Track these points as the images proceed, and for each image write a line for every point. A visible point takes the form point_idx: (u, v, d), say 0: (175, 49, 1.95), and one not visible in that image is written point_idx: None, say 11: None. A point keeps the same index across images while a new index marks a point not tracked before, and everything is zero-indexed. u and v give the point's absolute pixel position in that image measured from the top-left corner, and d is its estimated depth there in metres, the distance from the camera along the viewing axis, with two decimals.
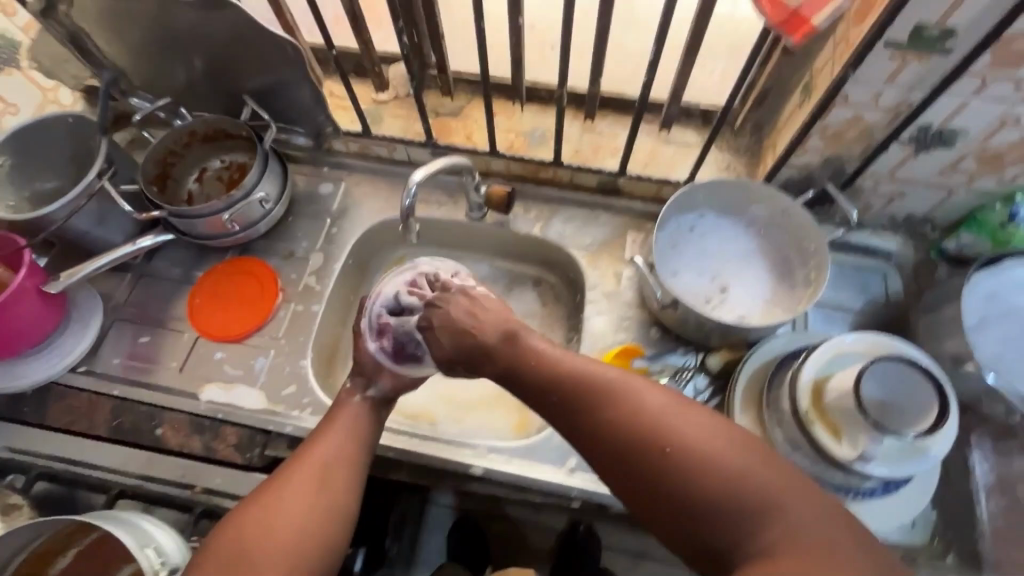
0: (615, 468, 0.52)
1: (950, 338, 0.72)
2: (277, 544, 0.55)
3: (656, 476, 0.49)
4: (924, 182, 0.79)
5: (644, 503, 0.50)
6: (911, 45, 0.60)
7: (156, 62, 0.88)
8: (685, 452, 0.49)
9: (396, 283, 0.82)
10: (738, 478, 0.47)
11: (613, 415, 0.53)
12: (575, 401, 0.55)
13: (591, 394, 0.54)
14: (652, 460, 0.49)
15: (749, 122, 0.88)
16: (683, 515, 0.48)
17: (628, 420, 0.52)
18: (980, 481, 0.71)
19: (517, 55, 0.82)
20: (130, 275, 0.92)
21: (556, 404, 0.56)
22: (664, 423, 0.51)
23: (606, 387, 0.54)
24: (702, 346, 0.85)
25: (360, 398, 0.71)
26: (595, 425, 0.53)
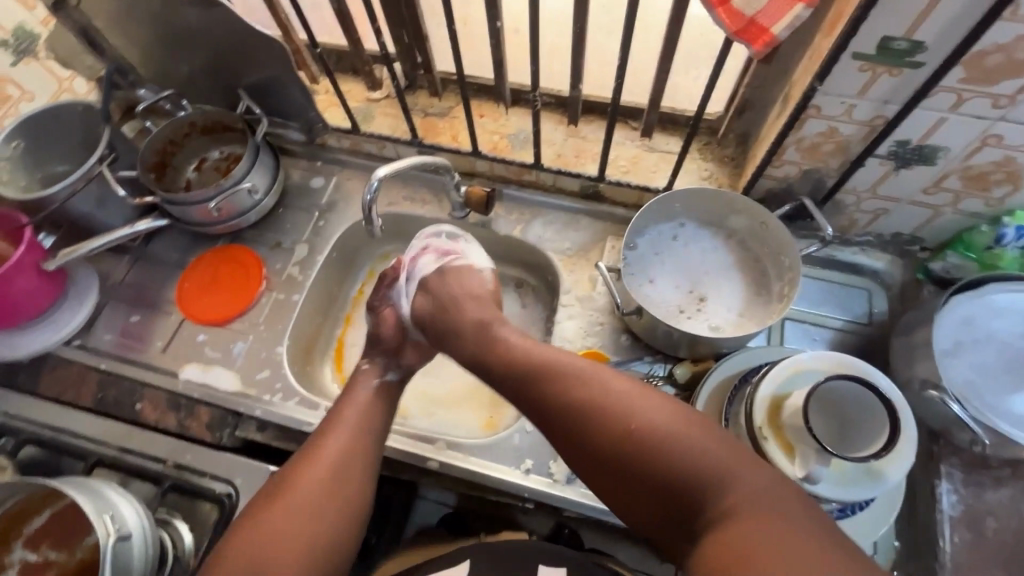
0: (583, 450, 0.56)
1: (921, 362, 0.69)
2: (289, 527, 0.61)
3: (620, 453, 0.53)
4: (908, 199, 0.76)
5: (610, 481, 0.54)
6: (879, 57, 0.59)
7: (160, 57, 0.93)
8: (648, 430, 0.52)
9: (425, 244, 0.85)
10: (697, 451, 0.50)
11: (579, 397, 0.57)
12: (545, 385, 0.60)
13: (560, 380, 0.59)
14: (615, 437, 0.53)
15: (732, 131, 0.87)
16: (647, 489, 0.51)
17: (595, 402, 0.56)
18: (946, 511, 0.69)
19: (498, 57, 0.83)
20: (129, 257, 0.97)
21: (528, 391, 0.62)
22: (626, 405, 0.55)
23: (577, 373, 0.59)
24: (670, 355, 0.84)
25: (379, 381, 0.77)
26: (564, 410, 0.58)
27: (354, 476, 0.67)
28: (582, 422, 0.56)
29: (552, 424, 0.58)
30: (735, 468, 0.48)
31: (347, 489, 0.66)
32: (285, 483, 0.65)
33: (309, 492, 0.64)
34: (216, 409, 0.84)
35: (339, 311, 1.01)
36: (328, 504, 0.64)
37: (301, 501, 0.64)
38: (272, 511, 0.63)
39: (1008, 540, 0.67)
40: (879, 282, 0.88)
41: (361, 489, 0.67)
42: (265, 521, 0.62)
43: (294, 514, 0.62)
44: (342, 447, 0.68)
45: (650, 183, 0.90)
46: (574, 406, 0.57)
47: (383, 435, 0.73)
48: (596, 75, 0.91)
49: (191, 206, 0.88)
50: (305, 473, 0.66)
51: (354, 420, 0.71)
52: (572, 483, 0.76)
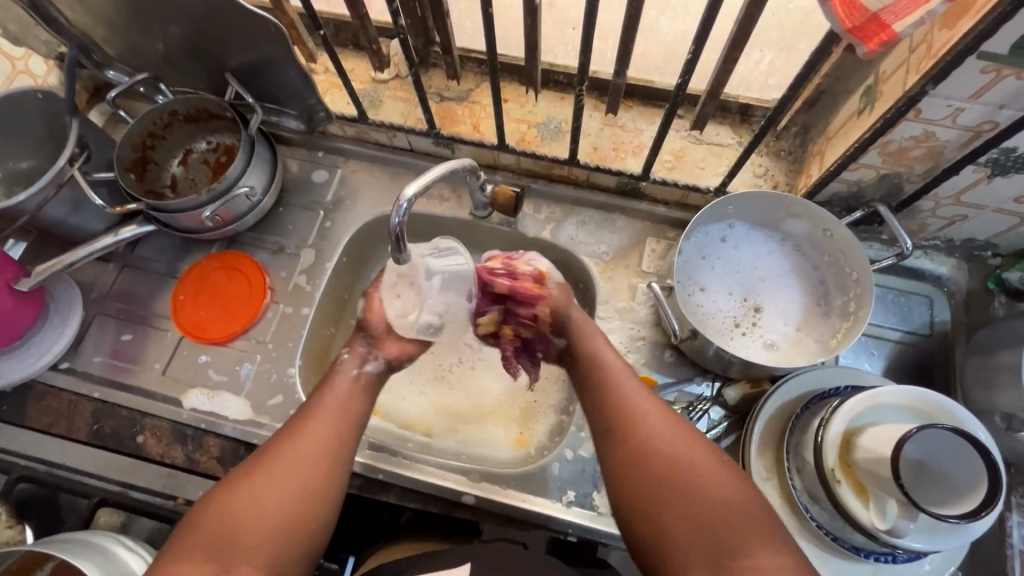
0: (641, 480, 0.59)
1: (1004, 392, 0.64)
2: (261, 526, 0.56)
3: (669, 491, 0.57)
4: (994, 207, 0.68)
5: (650, 514, 0.57)
6: (1009, 59, 0.49)
7: (130, 33, 0.79)
8: (712, 486, 0.56)
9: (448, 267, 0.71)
10: (747, 519, 0.54)
11: (665, 437, 0.60)
12: (636, 417, 0.62)
13: (652, 416, 0.62)
14: (680, 479, 0.57)
15: (795, 124, 0.77)
16: (685, 530, 0.55)
17: (674, 443, 0.60)
18: (1016, 545, 0.65)
19: (532, 36, 0.71)
20: (114, 265, 0.87)
21: (600, 413, 0.64)
22: (672, 450, 0.59)
23: (666, 417, 0.62)
24: (720, 374, 0.77)
25: (359, 372, 0.70)
26: (623, 436, 0.61)
27: (336, 468, 0.62)
28: (655, 458, 0.59)
29: (624, 447, 0.61)
30: (776, 548, 0.52)
31: (325, 479, 0.61)
32: (260, 462, 0.60)
33: (278, 482, 0.59)
34: (226, 440, 0.77)
35: (351, 318, 0.92)
36: (307, 494, 0.59)
37: (276, 483, 0.59)
38: (234, 499, 0.57)
39: None
40: (942, 289, 0.81)
41: (338, 483, 0.62)
42: (233, 501, 0.57)
43: (266, 495, 0.58)
44: (325, 435, 0.63)
45: (698, 181, 0.81)
46: (642, 436, 0.61)
47: (360, 427, 0.67)
48: (640, 57, 0.79)
49: (182, 213, 0.77)
50: (283, 455, 0.61)
51: (341, 408, 0.66)
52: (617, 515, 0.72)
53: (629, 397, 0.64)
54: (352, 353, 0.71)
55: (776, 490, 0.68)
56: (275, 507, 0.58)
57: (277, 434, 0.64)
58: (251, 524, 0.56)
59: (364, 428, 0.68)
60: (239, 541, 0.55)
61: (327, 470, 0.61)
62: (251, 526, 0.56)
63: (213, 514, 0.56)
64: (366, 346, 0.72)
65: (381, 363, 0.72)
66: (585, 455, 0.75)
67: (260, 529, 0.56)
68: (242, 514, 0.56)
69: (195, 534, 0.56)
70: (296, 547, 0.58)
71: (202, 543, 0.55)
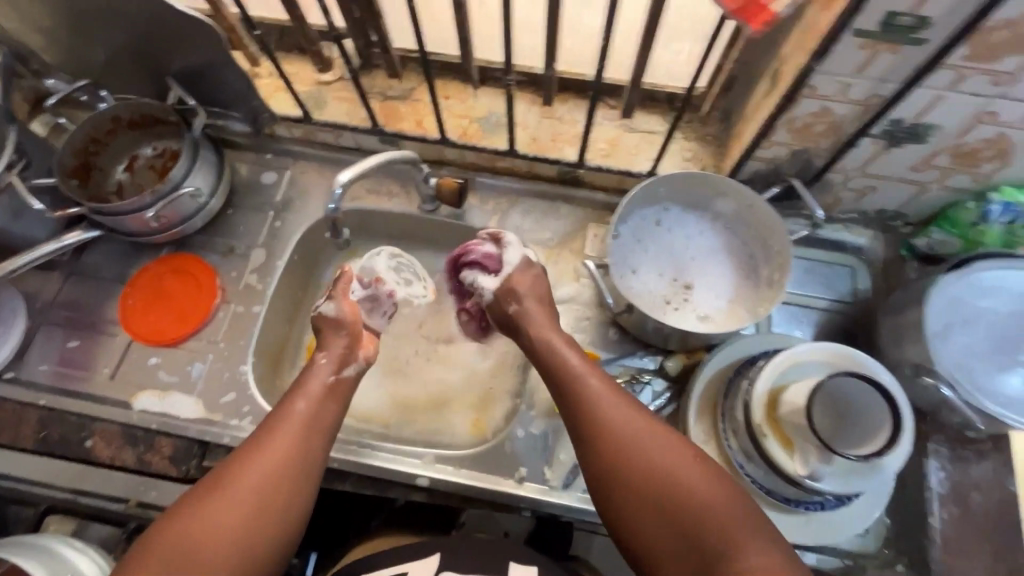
0: (622, 485, 0.58)
1: (911, 345, 0.69)
2: (225, 545, 0.56)
3: (643, 487, 0.57)
4: (896, 177, 0.74)
5: (638, 524, 0.57)
6: (881, 34, 0.55)
7: (67, 41, 0.79)
8: (697, 496, 0.55)
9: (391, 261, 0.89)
10: (735, 525, 0.53)
11: (646, 449, 0.58)
12: (614, 432, 0.60)
13: (625, 412, 0.61)
14: (665, 493, 0.56)
15: (716, 109, 0.82)
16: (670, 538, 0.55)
17: (657, 453, 0.58)
18: (934, 488, 0.70)
19: (464, 32, 0.75)
20: (58, 273, 0.86)
21: (573, 412, 0.63)
22: (643, 445, 0.59)
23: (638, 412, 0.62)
24: (661, 348, 0.81)
25: (334, 379, 0.70)
26: (598, 435, 0.61)
27: (301, 480, 0.62)
28: (639, 471, 0.58)
29: (603, 459, 0.60)
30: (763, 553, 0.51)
31: (290, 491, 0.60)
32: (221, 479, 0.59)
33: (242, 498, 0.58)
34: (179, 439, 0.77)
35: (306, 316, 0.94)
36: (269, 507, 0.59)
37: (240, 500, 0.58)
38: (197, 519, 0.56)
39: (993, 512, 0.69)
40: (862, 259, 0.86)
41: (305, 496, 0.62)
42: (195, 521, 0.56)
43: (230, 508, 0.57)
44: (290, 447, 0.62)
45: (632, 166, 0.85)
46: (615, 432, 0.60)
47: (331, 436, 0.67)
48: (570, 51, 0.84)
49: (125, 216, 0.78)
50: (244, 469, 0.60)
51: (308, 416, 0.65)
52: (568, 488, 0.75)
53: (602, 406, 0.62)
54: (328, 358, 0.72)
55: (715, 450, 0.72)
56: (238, 522, 0.57)
57: (241, 447, 0.62)
58: (213, 537, 0.56)
59: (333, 436, 0.68)
60: (202, 558, 0.55)
61: (292, 483, 0.61)
62: (215, 545, 0.56)
63: (174, 529, 0.56)
64: (345, 349, 0.73)
65: (361, 364, 0.74)
66: (536, 432, 0.78)
67: (223, 547, 0.56)
68: (202, 529, 0.56)
69: (154, 552, 0.55)
70: (262, 561, 0.58)
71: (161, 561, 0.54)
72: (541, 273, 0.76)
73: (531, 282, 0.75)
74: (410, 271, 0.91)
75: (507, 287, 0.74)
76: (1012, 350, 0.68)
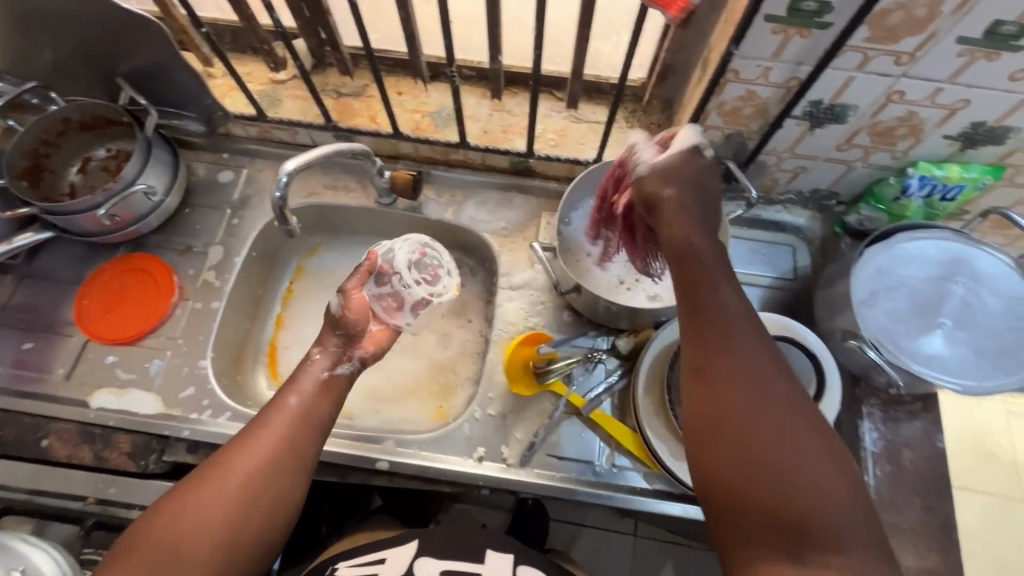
0: (730, 437, 0.51)
1: (841, 314, 0.73)
2: (209, 537, 0.55)
3: (753, 448, 0.50)
4: (823, 157, 0.79)
5: (725, 469, 0.51)
6: (790, 19, 0.59)
7: (12, 43, 0.80)
8: (807, 467, 0.49)
9: (409, 255, 0.82)
10: (833, 509, 0.47)
11: (763, 394, 0.52)
12: (732, 368, 0.53)
13: (746, 362, 0.53)
14: (775, 447, 0.49)
15: (656, 98, 0.86)
16: (761, 493, 0.49)
17: (774, 403, 0.51)
18: (869, 448, 0.75)
19: (410, 28, 0.78)
20: (12, 277, 0.86)
21: (696, 351, 0.55)
22: (757, 400, 0.51)
23: (761, 365, 0.53)
24: (613, 329, 0.84)
25: (329, 374, 0.70)
26: (724, 384, 0.53)
27: (289, 475, 0.61)
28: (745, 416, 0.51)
29: (713, 409, 0.52)
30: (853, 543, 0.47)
31: (277, 483, 0.60)
32: (204, 473, 0.58)
33: (229, 491, 0.57)
34: (136, 435, 0.77)
35: (268, 312, 0.94)
36: (254, 501, 0.58)
37: (224, 491, 0.57)
38: (178, 513, 0.56)
39: (922, 467, 0.74)
40: (801, 238, 0.90)
41: (294, 490, 0.61)
42: (177, 513, 0.56)
43: (215, 500, 0.57)
44: (276, 444, 0.61)
45: (580, 155, 0.88)
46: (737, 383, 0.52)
47: (322, 429, 0.66)
48: (515, 46, 0.87)
49: (77, 215, 0.78)
50: (230, 465, 0.59)
51: (294, 412, 0.65)
52: (526, 465, 0.77)
53: (721, 348, 0.54)
54: (324, 355, 0.72)
55: (662, 422, 0.75)
56: (225, 515, 0.56)
57: (230, 441, 0.62)
58: (199, 530, 0.55)
59: (326, 429, 0.67)
60: (186, 548, 0.54)
61: (280, 477, 0.60)
62: (201, 535, 0.55)
63: (157, 524, 0.55)
64: (339, 348, 0.73)
65: (355, 364, 0.73)
66: (493, 414, 0.80)
67: (210, 535, 0.55)
68: (184, 525, 0.55)
69: (138, 548, 0.54)
70: (243, 559, 0.57)
71: (148, 550, 0.53)
72: (709, 167, 0.65)
73: (687, 166, 0.65)
74: (435, 265, 0.85)
75: (665, 167, 0.64)
76: (932, 313, 0.72)
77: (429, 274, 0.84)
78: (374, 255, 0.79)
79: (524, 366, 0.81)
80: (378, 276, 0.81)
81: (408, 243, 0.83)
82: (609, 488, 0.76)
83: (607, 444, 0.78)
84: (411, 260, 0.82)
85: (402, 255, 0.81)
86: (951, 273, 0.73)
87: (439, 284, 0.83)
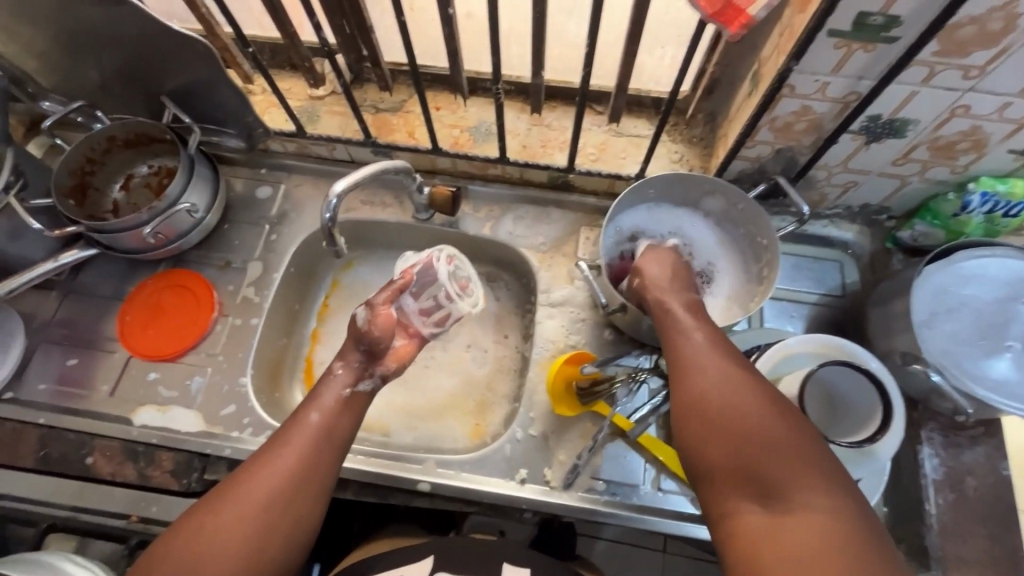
0: (703, 421, 0.54)
1: (900, 334, 0.70)
2: (232, 546, 0.55)
3: (726, 428, 0.53)
4: (878, 171, 0.76)
5: (697, 439, 0.54)
6: (854, 34, 0.57)
7: (63, 65, 0.81)
8: (775, 423, 0.52)
9: (446, 273, 0.76)
10: (807, 477, 0.48)
11: (727, 369, 0.57)
12: (694, 357, 0.58)
13: (716, 359, 0.58)
14: (742, 411, 0.53)
15: (701, 112, 0.84)
16: (733, 452, 0.52)
17: (733, 376, 0.56)
18: (930, 475, 0.72)
19: (453, 44, 0.77)
20: (56, 292, 0.87)
21: (672, 359, 0.61)
22: (727, 388, 0.55)
23: (730, 360, 0.58)
24: (656, 346, 0.82)
25: (350, 392, 0.68)
26: (696, 378, 0.57)
27: (311, 491, 0.60)
28: (708, 391, 0.55)
29: (688, 398, 0.56)
30: (826, 490, 0.48)
31: (298, 499, 0.59)
32: (231, 486, 0.58)
33: (251, 505, 0.57)
34: (179, 452, 0.77)
35: (304, 328, 0.94)
36: (275, 516, 0.57)
37: (246, 504, 0.57)
38: (205, 525, 0.56)
39: (987, 496, 0.71)
40: (849, 253, 0.87)
41: (312, 507, 0.60)
42: (204, 527, 0.56)
43: (238, 510, 0.56)
44: (295, 464, 0.60)
45: (620, 169, 0.87)
46: (709, 376, 0.56)
47: (344, 445, 0.65)
48: (556, 60, 0.86)
49: (123, 233, 0.78)
50: (254, 480, 0.59)
51: (316, 430, 0.63)
52: (569, 488, 0.76)
53: (692, 351, 0.59)
54: (348, 368, 0.70)
55: None
56: (246, 525, 0.56)
57: (253, 455, 0.61)
58: (220, 533, 0.55)
59: (348, 445, 0.66)
60: (208, 558, 0.54)
61: (301, 493, 0.59)
62: (220, 546, 0.55)
63: (183, 538, 0.55)
64: (362, 361, 0.71)
65: (376, 381, 0.71)
66: (535, 434, 0.79)
67: (231, 547, 0.55)
68: (208, 534, 0.55)
69: (167, 552, 0.55)
70: None
71: (176, 558, 0.54)
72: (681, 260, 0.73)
73: (660, 257, 0.73)
74: (467, 273, 0.80)
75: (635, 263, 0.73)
76: (999, 335, 0.69)
77: (466, 287, 0.79)
78: (409, 274, 0.76)
79: (568, 385, 0.79)
80: (415, 289, 0.77)
81: (444, 254, 0.77)
82: (653, 513, 0.74)
83: (652, 467, 0.76)
84: (449, 277, 0.77)
85: (442, 273, 0.76)
86: (1019, 294, 0.70)
87: (475, 295, 0.79)
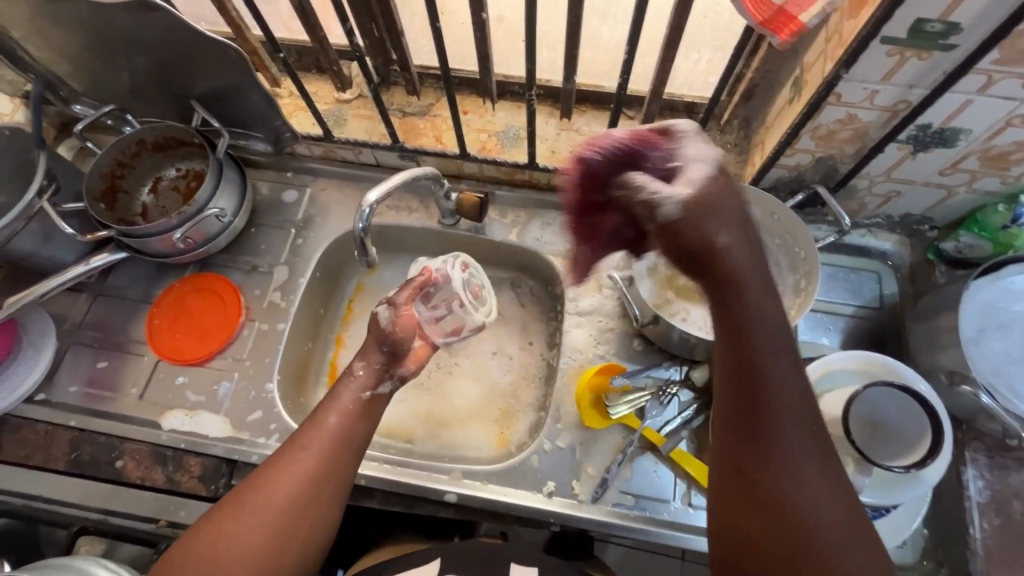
0: (759, 530, 0.48)
1: (946, 352, 0.68)
2: (248, 555, 0.55)
3: (785, 546, 0.47)
4: (923, 181, 0.73)
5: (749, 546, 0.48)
6: (910, 41, 0.55)
7: (95, 69, 0.81)
8: (838, 545, 0.46)
9: (459, 279, 0.77)
10: None
11: (799, 465, 0.48)
12: (769, 452, 0.48)
13: (792, 456, 0.48)
14: (807, 531, 0.46)
15: (736, 117, 0.82)
16: (772, 561, 0.47)
17: (809, 483, 0.47)
18: (974, 497, 0.69)
19: (484, 48, 0.76)
20: (87, 294, 0.88)
21: (739, 439, 0.50)
22: (797, 498, 0.47)
23: (808, 456, 0.48)
24: (687, 358, 0.80)
25: (369, 396, 0.66)
26: (765, 478, 0.48)
27: (328, 494, 0.60)
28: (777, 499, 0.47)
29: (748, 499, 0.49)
30: None
31: (315, 506, 0.58)
32: (251, 485, 0.58)
33: (270, 506, 0.57)
34: (207, 458, 0.77)
35: (329, 332, 0.94)
36: (291, 529, 0.57)
37: (264, 507, 0.56)
38: (223, 527, 0.55)
39: None
40: (888, 264, 0.85)
41: (327, 515, 0.60)
42: (222, 527, 0.55)
43: (255, 515, 0.56)
44: (314, 467, 0.59)
45: None
46: (779, 480, 0.48)
47: (361, 447, 0.64)
48: (587, 64, 0.84)
49: (153, 237, 0.78)
50: (273, 481, 0.58)
51: (334, 432, 0.62)
52: (598, 501, 0.74)
53: (769, 440, 0.49)
54: (367, 369, 0.68)
55: None
56: (262, 535, 0.55)
57: (271, 456, 0.61)
58: (237, 545, 0.55)
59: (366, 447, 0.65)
60: (225, 561, 0.54)
61: (317, 498, 0.59)
62: (237, 552, 0.54)
63: (200, 541, 0.55)
64: (383, 362, 0.69)
65: (396, 383, 0.69)
66: (563, 446, 0.78)
67: (247, 555, 0.55)
68: (224, 538, 0.55)
69: (186, 553, 0.55)
70: None
71: (193, 557, 0.54)
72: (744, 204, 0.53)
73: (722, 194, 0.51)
74: (480, 282, 0.81)
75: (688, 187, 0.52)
76: None
77: (478, 296, 0.79)
78: (429, 271, 0.75)
79: (595, 397, 0.79)
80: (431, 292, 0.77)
81: (461, 259, 0.78)
82: (683, 530, 0.72)
83: (684, 482, 0.75)
84: (461, 284, 0.78)
85: (456, 278, 0.77)
86: None
87: (488, 303, 0.80)
